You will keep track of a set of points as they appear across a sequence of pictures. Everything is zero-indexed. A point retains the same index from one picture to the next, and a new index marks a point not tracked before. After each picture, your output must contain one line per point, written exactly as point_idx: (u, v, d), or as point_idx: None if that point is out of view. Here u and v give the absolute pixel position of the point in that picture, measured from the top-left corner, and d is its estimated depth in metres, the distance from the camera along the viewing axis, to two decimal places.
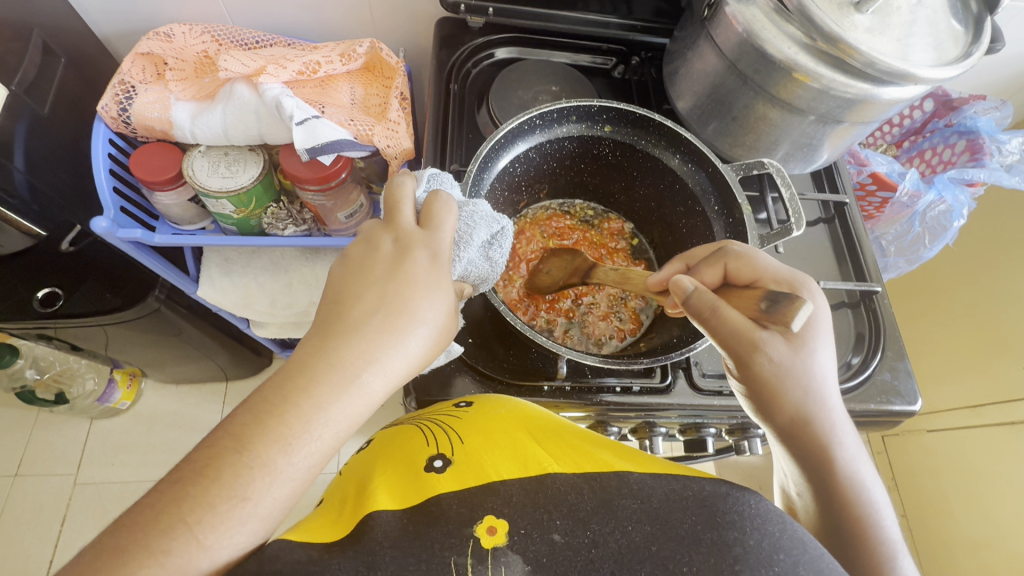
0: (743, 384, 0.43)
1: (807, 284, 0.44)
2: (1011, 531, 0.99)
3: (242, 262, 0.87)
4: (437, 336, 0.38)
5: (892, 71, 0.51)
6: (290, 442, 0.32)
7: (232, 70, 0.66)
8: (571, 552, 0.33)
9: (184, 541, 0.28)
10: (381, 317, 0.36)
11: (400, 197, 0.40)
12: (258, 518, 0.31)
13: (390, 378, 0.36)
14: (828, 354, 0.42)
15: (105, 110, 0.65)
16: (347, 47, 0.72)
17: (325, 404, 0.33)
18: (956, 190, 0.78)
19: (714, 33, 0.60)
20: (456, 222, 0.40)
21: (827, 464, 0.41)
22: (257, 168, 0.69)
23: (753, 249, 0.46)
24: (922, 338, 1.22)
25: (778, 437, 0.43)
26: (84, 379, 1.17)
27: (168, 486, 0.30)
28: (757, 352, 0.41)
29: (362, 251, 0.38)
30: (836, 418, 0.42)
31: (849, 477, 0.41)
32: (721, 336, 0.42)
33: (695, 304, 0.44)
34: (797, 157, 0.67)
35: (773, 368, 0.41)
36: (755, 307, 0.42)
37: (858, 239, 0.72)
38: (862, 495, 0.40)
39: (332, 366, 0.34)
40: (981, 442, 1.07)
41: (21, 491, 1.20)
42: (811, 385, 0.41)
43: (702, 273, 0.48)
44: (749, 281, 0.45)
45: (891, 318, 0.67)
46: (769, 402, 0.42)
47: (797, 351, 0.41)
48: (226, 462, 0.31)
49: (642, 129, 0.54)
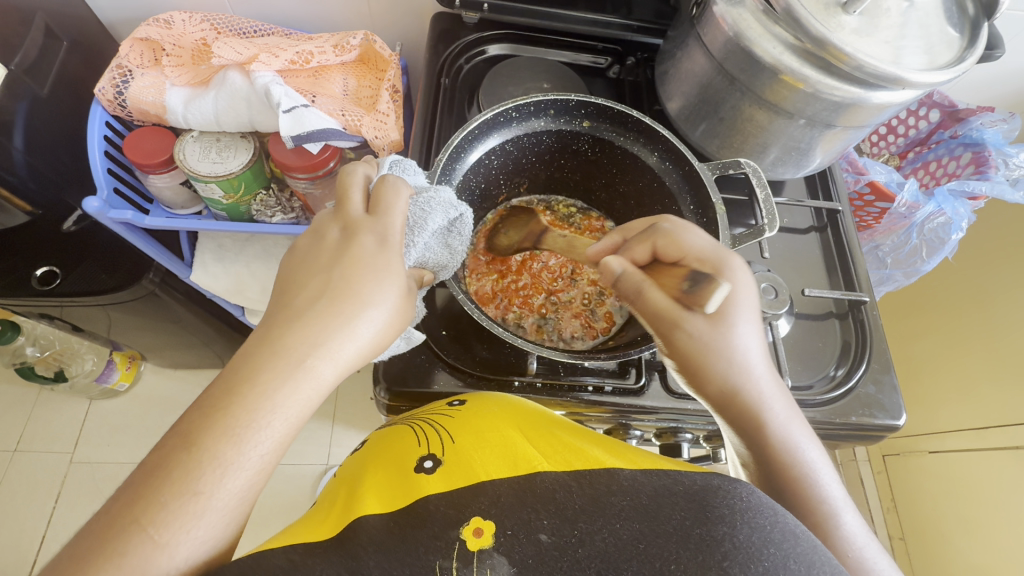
0: (673, 363, 0.44)
1: (729, 260, 0.44)
2: (1008, 561, 0.95)
3: (235, 249, 0.88)
4: (389, 319, 0.38)
5: (881, 74, 0.50)
6: (237, 433, 0.32)
7: (226, 58, 0.67)
8: (558, 552, 0.33)
9: (138, 542, 0.28)
10: (327, 302, 0.36)
11: (349, 185, 0.40)
12: (214, 513, 0.30)
13: (340, 363, 0.35)
14: (749, 326, 0.42)
15: (101, 93, 0.67)
16: (341, 38, 0.73)
17: (270, 392, 0.33)
18: (957, 203, 0.75)
19: (702, 33, 0.60)
20: (405, 206, 0.39)
21: (759, 431, 0.40)
22: (248, 154, 0.70)
23: (681, 224, 0.46)
24: (924, 356, 1.19)
25: (714, 410, 0.43)
26: (84, 359, 1.20)
27: (122, 487, 0.30)
28: (676, 329, 0.42)
29: (309, 241, 0.39)
30: (766, 387, 0.41)
31: (783, 442, 0.40)
32: (646, 315, 0.44)
33: (624, 286, 0.45)
34: (787, 161, 0.66)
35: (695, 343, 0.42)
36: (678, 287, 0.44)
37: (850, 248, 0.70)
38: (800, 460, 0.39)
39: (276, 354, 0.34)
40: (983, 467, 1.03)
41: (19, 467, 1.22)
42: (732, 357, 0.41)
43: (632, 250, 0.48)
44: (676, 257, 0.46)
45: (879, 330, 0.65)
46: (696, 378, 0.42)
47: (717, 326, 0.42)
48: (175, 460, 0.30)
49: (620, 125, 0.54)
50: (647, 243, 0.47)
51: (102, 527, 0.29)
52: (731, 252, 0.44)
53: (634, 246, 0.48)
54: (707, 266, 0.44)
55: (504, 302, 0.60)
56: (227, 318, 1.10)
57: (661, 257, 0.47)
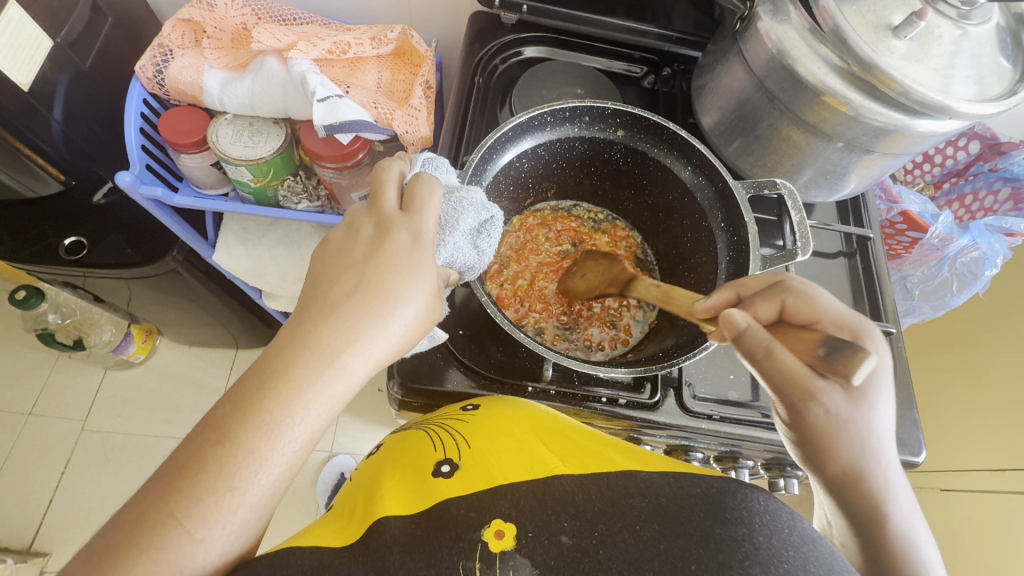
0: (791, 429, 0.42)
1: (870, 332, 0.42)
2: None
3: (259, 233, 0.88)
4: (421, 316, 0.38)
5: (928, 102, 0.48)
6: (272, 429, 0.32)
7: (265, 43, 0.67)
8: (579, 553, 0.33)
9: (174, 536, 0.29)
10: (360, 298, 0.36)
11: (384, 181, 0.40)
12: (247, 507, 0.31)
13: (371, 360, 0.35)
14: (887, 408, 0.41)
15: (141, 71, 0.68)
16: (379, 31, 0.73)
17: (303, 387, 0.33)
18: (993, 237, 0.72)
19: (744, 48, 0.59)
20: (439, 205, 0.39)
21: (880, 520, 0.39)
22: (279, 140, 0.70)
23: (813, 287, 0.44)
24: (940, 392, 1.16)
25: (826, 489, 0.42)
26: (102, 329, 1.22)
27: (155, 480, 0.31)
28: (811, 403, 0.40)
29: (342, 237, 0.39)
30: (892, 476, 0.40)
31: (903, 537, 0.39)
32: (772, 377, 0.41)
33: (747, 342, 0.42)
34: (821, 184, 0.65)
35: (828, 419, 0.40)
36: (812, 353, 0.41)
37: (879, 277, 0.69)
38: (918, 561, 0.38)
39: (309, 349, 0.34)
40: (997, 510, 1.00)
41: (33, 431, 1.25)
42: (868, 438, 0.40)
43: (757, 306, 0.45)
44: (808, 320, 0.43)
45: (904, 362, 0.63)
46: (820, 454, 0.41)
47: (856, 404, 0.40)
48: (209, 455, 0.31)
49: (655, 136, 0.53)
50: (778, 301, 0.44)
51: (133, 514, 0.29)
52: (874, 327, 0.43)
53: (760, 303, 0.45)
54: (845, 333, 0.42)
55: (526, 307, 0.59)
56: (243, 299, 1.11)
57: (791, 316, 0.44)
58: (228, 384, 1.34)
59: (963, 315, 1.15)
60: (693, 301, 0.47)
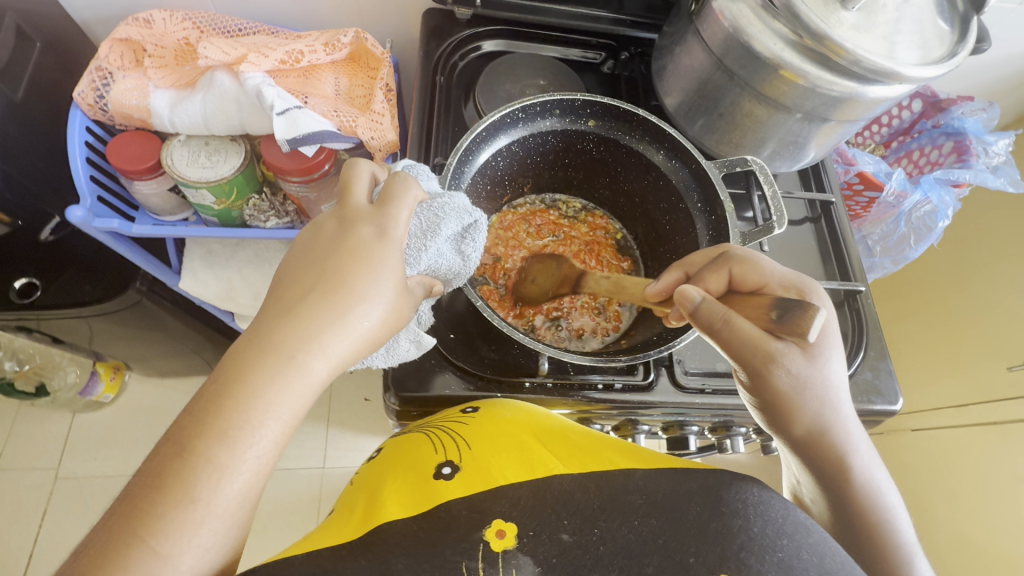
0: (754, 395, 0.44)
1: (816, 290, 0.45)
2: (988, 530, 1.04)
3: (226, 255, 0.85)
4: (384, 312, 0.37)
5: (877, 69, 0.51)
6: (229, 436, 0.31)
7: (212, 58, 0.64)
8: (581, 550, 0.34)
9: (138, 552, 0.28)
10: (318, 295, 0.35)
11: (353, 177, 0.39)
12: (214, 519, 0.30)
13: (332, 358, 0.35)
14: (840, 362, 0.44)
15: (81, 97, 0.64)
16: (331, 36, 0.70)
17: (259, 390, 0.32)
18: (943, 190, 0.78)
19: (701, 29, 0.60)
20: (411, 201, 0.38)
21: (844, 470, 0.42)
22: (238, 158, 0.68)
23: (755, 253, 0.47)
24: (907, 339, 1.27)
25: (793, 447, 0.44)
26: (67, 371, 1.15)
27: (120, 501, 0.30)
28: (771, 367, 0.42)
29: (309, 234, 0.38)
30: (850, 423, 0.43)
31: (865, 483, 0.42)
32: (732, 346, 0.43)
33: (704, 315, 0.44)
34: (784, 155, 0.67)
35: (790, 379, 0.42)
36: (766, 316, 0.43)
37: (844, 238, 0.72)
38: (877, 500, 0.42)
39: (265, 349, 0.33)
40: (960, 442, 1.13)
41: (2, 485, 1.18)
42: (827, 395, 0.42)
43: (706, 280, 0.48)
44: (757, 284, 0.46)
45: (874, 317, 0.67)
46: (782, 416, 0.43)
47: (812, 361, 0.43)
48: (172, 466, 0.30)
49: (627, 124, 0.54)
50: (723, 271, 0.47)
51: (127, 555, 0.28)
52: (818, 283, 0.45)
53: (708, 276, 0.47)
54: (792, 292, 0.44)
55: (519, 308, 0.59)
56: (216, 324, 1.08)
57: (740, 282, 0.47)
58: None
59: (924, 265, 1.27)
60: (643, 286, 0.50)
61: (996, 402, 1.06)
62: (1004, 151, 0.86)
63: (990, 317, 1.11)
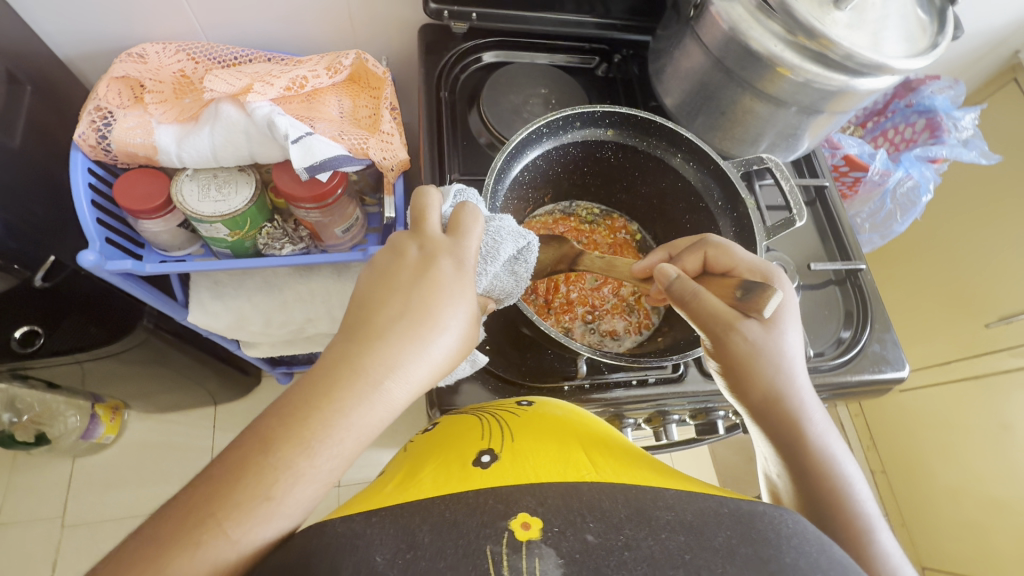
0: (718, 363, 0.46)
1: (779, 274, 0.47)
2: (983, 476, 1.19)
3: (233, 284, 0.84)
4: (458, 343, 0.39)
5: (868, 63, 0.54)
6: (311, 446, 0.32)
7: (217, 90, 0.63)
8: (605, 551, 0.30)
9: (213, 534, 0.30)
10: (406, 324, 0.36)
11: (427, 206, 0.40)
12: (287, 518, 0.32)
13: (411, 386, 0.36)
14: (797, 337, 0.45)
15: (82, 139, 0.62)
16: (332, 60, 0.71)
17: (346, 410, 0.33)
18: (921, 167, 0.84)
19: (700, 32, 0.62)
20: (481, 233, 0.40)
21: (798, 437, 0.42)
22: (250, 189, 0.67)
23: (730, 242, 0.50)
24: (897, 304, 1.39)
25: (754, 416, 0.45)
26: (66, 416, 1.13)
27: (201, 483, 0.31)
28: (727, 335, 0.44)
29: (386, 259, 0.39)
30: (806, 397, 0.44)
31: (822, 451, 0.42)
32: (700, 316, 0.46)
33: (676, 290, 0.47)
34: (781, 146, 0.70)
35: (747, 346, 0.44)
36: (732, 294, 0.46)
37: (840, 220, 0.76)
38: (834, 469, 0.42)
39: (355, 373, 0.34)
40: (950, 396, 1.26)
41: (8, 541, 1.14)
42: (781, 363, 0.44)
43: (683, 261, 0.51)
44: (726, 268, 0.49)
45: (875, 292, 0.71)
46: (739, 380, 0.44)
47: (770, 332, 0.44)
48: (251, 463, 0.31)
49: (643, 131, 0.57)
50: (699, 254, 0.51)
51: None
52: (781, 269, 0.47)
53: (685, 257, 0.51)
54: (757, 275, 0.47)
55: (555, 316, 0.63)
56: (218, 352, 1.06)
57: (713, 266, 0.50)
58: (216, 444, 1.28)
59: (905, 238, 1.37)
60: (631, 265, 0.54)
61: (980, 356, 1.19)
62: (972, 124, 0.90)
63: (965, 278, 1.23)
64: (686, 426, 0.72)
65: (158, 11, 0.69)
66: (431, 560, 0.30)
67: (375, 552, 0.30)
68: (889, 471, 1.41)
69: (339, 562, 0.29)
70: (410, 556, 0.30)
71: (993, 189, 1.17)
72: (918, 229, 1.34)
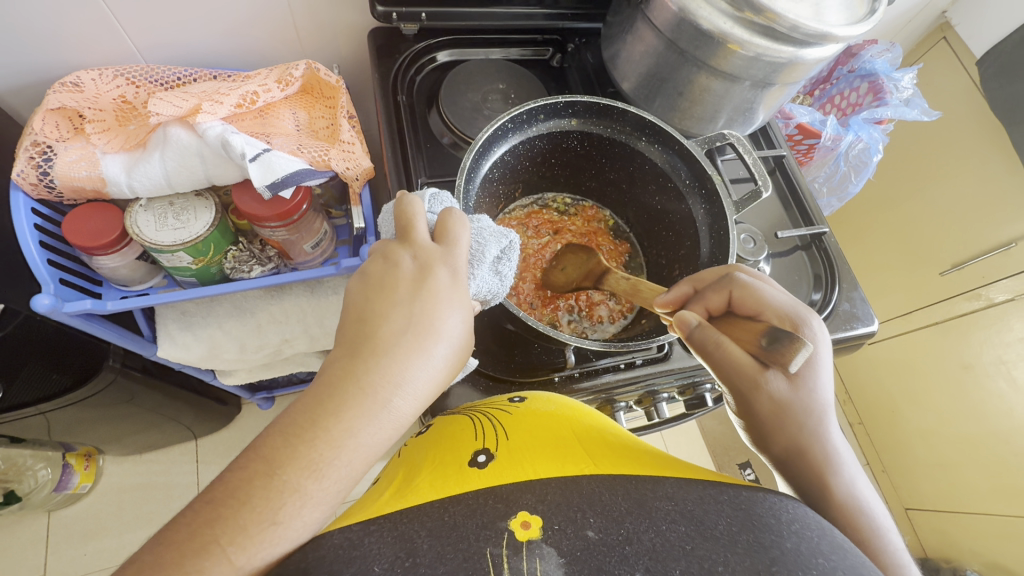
0: (744, 416, 0.44)
1: (811, 322, 0.45)
2: (950, 416, 1.26)
3: (202, 313, 0.80)
4: (458, 352, 0.38)
5: (813, 32, 0.54)
6: (319, 467, 0.32)
7: (163, 114, 0.60)
8: (606, 548, 0.30)
9: (216, 560, 0.28)
10: (411, 337, 0.36)
11: (413, 216, 0.40)
12: (297, 542, 0.31)
13: (415, 398, 0.35)
14: (827, 387, 0.43)
15: (21, 177, 0.58)
16: (282, 72, 0.69)
17: (355, 429, 0.33)
18: (870, 128, 0.88)
19: (651, 15, 0.63)
20: (471, 237, 0.41)
21: (824, 485, 0.40)
22: (210, 214, 0.65)
23: (759, 281, 0.48)
24: (859, 260, 1.44)
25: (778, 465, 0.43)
26: (35, 470, 1.07)
27: (201, 506, 0.30)
28: (757, 388, 0.42)
29: (382, 269, 0.38)
30: (834, 448, 0.42)
31: (852, 499, 0.40)
32: (722, 370, 0.44)
33: (698, 337, 0.46)
34: (738, 121, 0.71)
35: (774, 403, 0.42)
36: (757, 343, 0.44)
37: (800, 187, 0.78)
38: (868, 517, 0.39)
39: (362, 390, 0.34)
40: (913, 343, 1.32)
41: None
42: (810, 418, 0.41)
43: (709, 298, 0.49)
44: (752, 311, 0.46)
45: (840, 254, 0.73)
46: (767, 431, 0.42)
47: (798, 387, 0.42)
48: (256, 485, 0.31)
49: (605, 118, 0.59)
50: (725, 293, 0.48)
51: None
52: (815, 317, 0.45)
53: (710, 294, 0.49)
54: (786, 323, 0.45)
55: (537, 310, 0.64)
56: (191, 384, 1.02)
57: (738, 308, 0.48)
58: (200, 479, 1.24)
59: (860, 199, 1.43)
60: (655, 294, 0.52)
61: (939, 303, 1.25)
62: (912, 84, 0.94)
63: (919, 227, 1.28)
64: (676, 404, 0.73)
65: (90, 36, 0.65)
66: (431, 565, 0.29)
67: (373, 562, 0.29)
68: (866, 422, 1.48)
69: (338, 571, 0.29)
70: (411, 563, 0.29)
71: (933, 144, 1.24)
72: (870, 188, 1.40)
